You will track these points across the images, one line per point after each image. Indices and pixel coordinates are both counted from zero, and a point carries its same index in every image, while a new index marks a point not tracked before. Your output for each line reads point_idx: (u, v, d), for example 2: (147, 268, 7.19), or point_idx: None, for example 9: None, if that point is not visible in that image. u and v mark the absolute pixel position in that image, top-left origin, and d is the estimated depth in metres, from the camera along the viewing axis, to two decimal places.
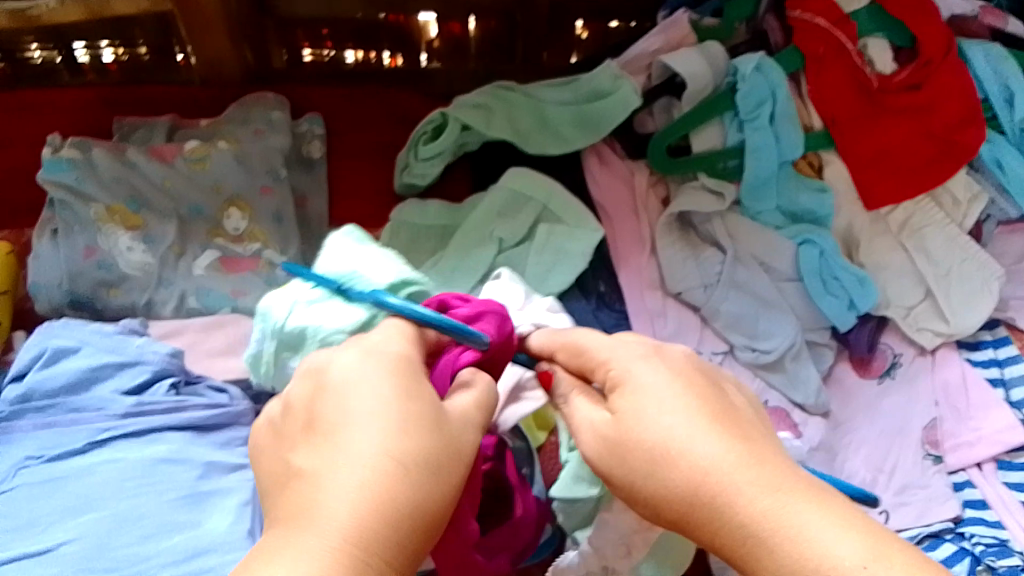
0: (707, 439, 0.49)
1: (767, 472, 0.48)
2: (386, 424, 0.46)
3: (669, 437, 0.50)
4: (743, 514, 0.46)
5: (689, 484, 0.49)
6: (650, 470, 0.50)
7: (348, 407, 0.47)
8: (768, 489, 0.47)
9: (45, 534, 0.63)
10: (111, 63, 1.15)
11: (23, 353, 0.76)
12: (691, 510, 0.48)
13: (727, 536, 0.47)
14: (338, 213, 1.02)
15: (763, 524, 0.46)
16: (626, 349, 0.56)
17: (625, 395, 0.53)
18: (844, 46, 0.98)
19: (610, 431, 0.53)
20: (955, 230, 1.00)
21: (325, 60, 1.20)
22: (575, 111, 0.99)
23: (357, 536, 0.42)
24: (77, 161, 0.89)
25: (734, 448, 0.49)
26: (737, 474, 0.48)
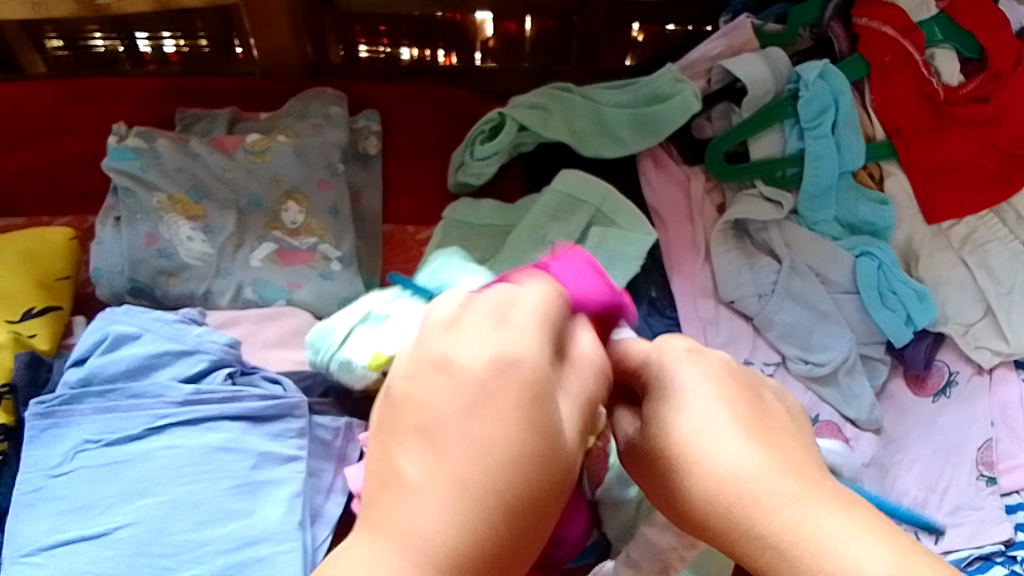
0: (736, 441, 0.41)
1: (795, 481, 0.38)
2: (510, 413, 0.38)
3: (701, 441, 0.42)
4: (762, 526, 0.37)
5: (714, 491, 0.40)
6: (672, 478, 0.43)
7: (475, 383, 0.38)
8: (794, 492, 0.38)
9: (101, 518, 0.66)
10: (172, 54, 1.17)
11: (86, 338, 0.78)
12: (716, 522, 0.40)
13: (750, 552, 0.38)
14: (392, 209, 1.02)
15: (784, 537, 0.36)
16: (670, 354, 0.49)
17: (656, 399, 0.47)
18: (912, 55, 0.96)
19: (641, 438, 0.46)
20: (1020, 248, 0.97)
21: (380, 56, 1.20)
22: (633, 114, 0.98)
23: (459, 542, 0.34)
24: (142, 150, 0.92)
25: (761, 455, 0.40)
26: (760, 480, 0.39)
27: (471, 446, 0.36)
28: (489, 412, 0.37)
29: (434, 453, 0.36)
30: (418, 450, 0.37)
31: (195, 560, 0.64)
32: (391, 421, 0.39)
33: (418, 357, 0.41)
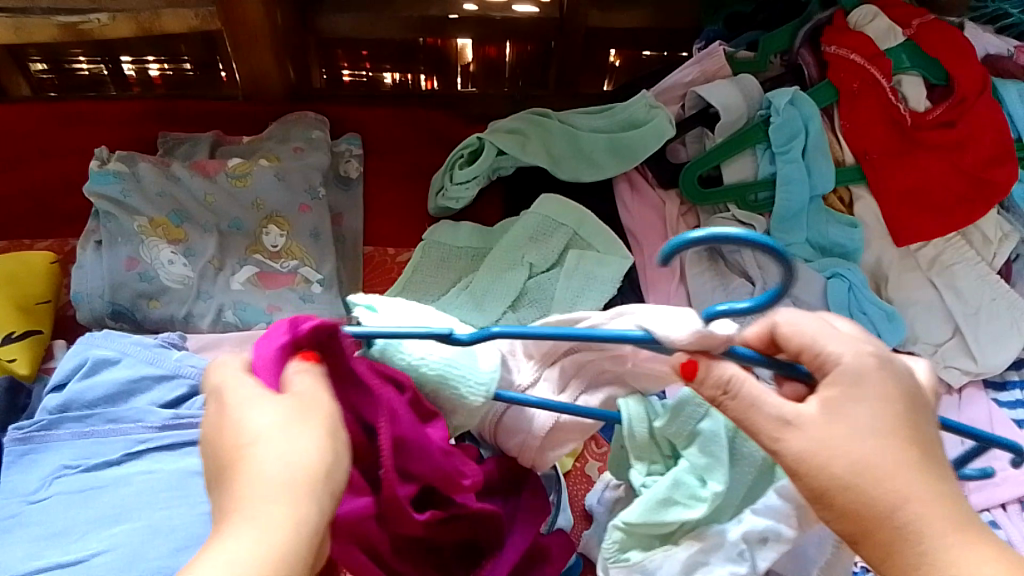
0: (907, 466, 0.49)
1: (955, 512, 0.48)
2: (286, 412, 0.49)
3: (875, 458, 0.49)
4: (928, 546, 0.47)
5: (884, 507, 0.48)
6: (857, 482, 0.49)
7: (246, 409, 0.49)
8: (955, 526, 0.47)
9: (74, 546, 0.65)
10: (156, 77, 1.18)
11: (66, 362, 0.78)
12: (880, 529, 0.48)
13: (907, 561, 0.47)
14: (373, 231, 1.04)
15: (955, 559, 0.46)
16: (846, 346, 0.53)
17: (834, 406, 0.52)
18: (879, 81, 0.99)
19: (822, 438, 0.50)
20: (985, 269, 1.00)
21: (363, 79, 1.24)
22: (608, 139, 1.01)
23: (293, 496, 0.45)
24: (123, 174, 0.93)
25: (934, 486, 0.49)
26: (936, 509, 0.48)
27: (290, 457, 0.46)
28: (299, 435, 0.47)
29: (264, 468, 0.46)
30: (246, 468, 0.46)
31: None
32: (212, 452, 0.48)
33: (231, 403, 0.50)
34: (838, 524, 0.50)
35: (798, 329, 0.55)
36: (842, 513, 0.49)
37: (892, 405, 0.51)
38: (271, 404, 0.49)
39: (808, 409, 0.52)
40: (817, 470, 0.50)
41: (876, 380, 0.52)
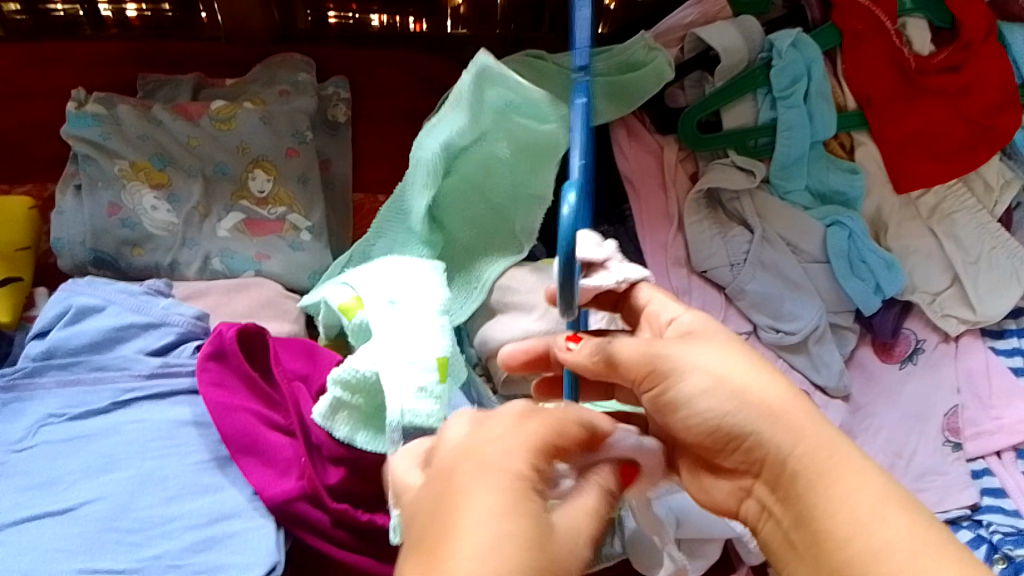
0: (761, 378, 0.50)
1: (837, 454, 0.47)
2: (494, 519, 0.37)
3: (722, 372, 0.50)
4: (794, 457, 0.47)
5: (754, 417, 0.49)
6: (721, 390, 0.49)
7: (452, 510, 0.38)
8: (825, 450, 0.47)
9: (64, 494, 0.64)
10: (134, 18, 1.09)
11: (48, 309, 0.75)
12: (749, 438, 0.49)
13: (787, 474, 0.48)
14: (362, 177, 1.01)
15: (817, 465, 0.47)
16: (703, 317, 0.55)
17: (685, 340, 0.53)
18: (884, 24, 0.96)
19: (678, 361, 0.51)
20: (986, 218, 0.99)
21: (348, 21, 1.13)
22: (605, 83, 0.96)
23: None
24: (102, 117, 0.90)
25: (812, 426, 0.48)
26: (810, 443, 0.47)
27: (503, 538, 0.37)
28: (503, 543, 0.36)
29: (469, 523, 0.37)
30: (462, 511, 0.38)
31: (165, 535, 0.62)
32: (419, 538, 0.38)
33: (460, 491, 0.39)
34: (698, 441, 0.51)
35: (653, 308, 0.57)
36: (692, 435, 0.51)
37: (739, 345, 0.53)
38: (491, 521, 0.37)
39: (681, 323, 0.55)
40: (672, 384, 0.51)
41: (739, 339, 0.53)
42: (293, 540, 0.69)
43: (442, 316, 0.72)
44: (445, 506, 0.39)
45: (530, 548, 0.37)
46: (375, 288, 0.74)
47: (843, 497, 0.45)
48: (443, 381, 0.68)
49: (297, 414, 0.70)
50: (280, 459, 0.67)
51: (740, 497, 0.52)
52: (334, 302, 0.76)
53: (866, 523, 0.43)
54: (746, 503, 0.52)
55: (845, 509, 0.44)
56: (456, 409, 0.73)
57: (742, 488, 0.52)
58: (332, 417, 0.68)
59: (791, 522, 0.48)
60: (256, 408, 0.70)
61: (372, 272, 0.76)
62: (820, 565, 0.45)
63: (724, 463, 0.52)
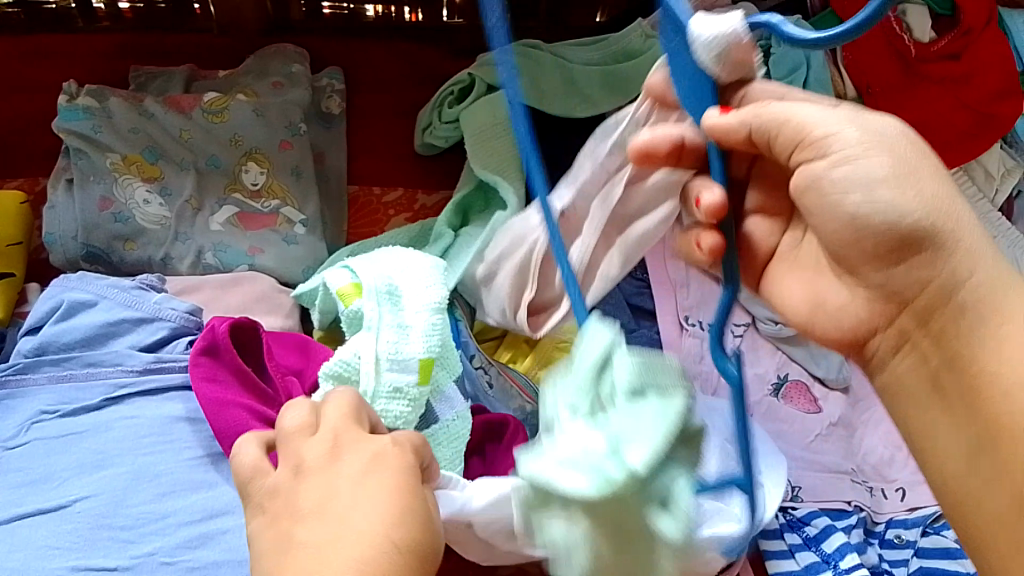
0: (951, 196, 0.46)
1: (1012, 295, 0.45)
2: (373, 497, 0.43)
3: (911, 174, 0.45)
4: (972, 286, 0.45)
5: (942, 231, 0.45)
6: (913, 192, 0.45)
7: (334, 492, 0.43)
8: (1002, 288, 0.45)
9: (56, 491, 0.63)
10: (127, 10, 1.08)
11: (40, 304, 0.75)
12: (932, 250, 0.45)
13: (961, 303, 0.45)
14: (358, 169, 1.00)
15: (992, 300, 0.45)
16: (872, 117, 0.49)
17: (870, 129, 0.46)
18: (884, 12, 0.95)
19: (863, 145, 0.45)
20: (986, 207, 0.98)
21: (343, 12, 1.12)
22: (603, 72, 0.96)
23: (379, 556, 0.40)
24: (93, 109, 0.89)
25: (994, 259, 0.45)
26: (991, 277, 0.45)
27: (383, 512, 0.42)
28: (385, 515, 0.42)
29: (351, 507, 0.42)
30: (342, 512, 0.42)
31: (157, 533, 0.62)
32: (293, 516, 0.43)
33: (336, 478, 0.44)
34: (860, 246, 0.47)
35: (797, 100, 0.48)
36: (849, 237, 0.47)
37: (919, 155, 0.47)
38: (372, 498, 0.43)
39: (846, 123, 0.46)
40: (856, 171, 0.45)
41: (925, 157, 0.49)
42: None
43: (438, 313, 0.73)
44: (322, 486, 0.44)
45: (413, 521, 0.42)
46: (371, 276, 0.75)
47: (1016, 334, 0.44)
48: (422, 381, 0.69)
49: None
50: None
51: (875, 325, 0.49)
52: (333, 287, 0.77)
53: None
54: (880, 330, 0.49)
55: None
56: (447, 402, 0.71)
57: (886, 310, 0.48)
58: None
59: (943, 358, 0.46)
60: (247, 403, 0.68)
61: (373, 264, 0.77)
62: (969, 408, 0.45)
63: (869, 278, 0.48)
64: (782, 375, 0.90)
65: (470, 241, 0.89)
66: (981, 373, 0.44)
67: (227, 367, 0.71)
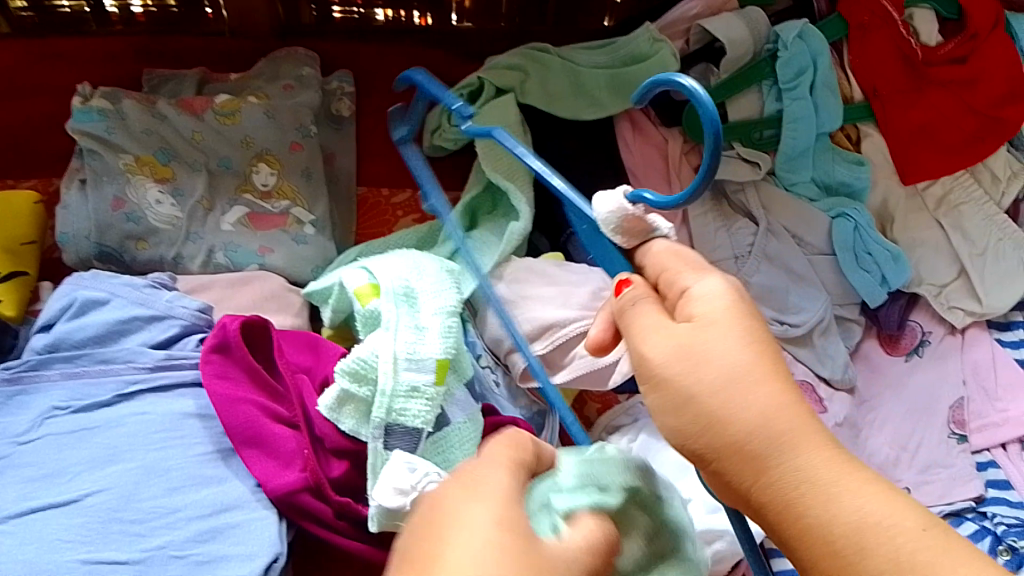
0: (753, 372, 0.43)
1: (831, 452, 0.42)
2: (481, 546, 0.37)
3: (723, 367, 0.43)
4: (788, 465, 0.41)
5: (750, 423, 0.42)
6: (718, 385, 0.43)
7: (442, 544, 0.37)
8: (817, 457, 0.41)
9: (69, 485, 0.64)
10: (139, 14, 1.09)
11: (53, 302, 0.76)
12: (742, 444, 0.42)
13: (781, 487, 0.41)
14: (367, 171, 1.01)
15: (810, 476, 0.41)
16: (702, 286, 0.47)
17: (690, 321, 0.46)
18: (891, 15, 0.96)
19: (684, 346, 0.45)
20: (993, 209, 0.98)
21: (353, 16, 1.13)
22: (610, 75, 0.96)
23: None
24: (107, 111, 0.90)
25: (805, 423, 0.42)
26: (801, 449, 0.42)
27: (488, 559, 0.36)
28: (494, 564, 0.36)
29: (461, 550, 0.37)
30: (451, 525, 0.38)
31: (168, 526, 0.63)
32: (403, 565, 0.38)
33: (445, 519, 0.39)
34: (684, 438, 0.44)
35: (671, 280, 0.50)
36: (676, 431, 0.44)
37: (728, 326, 0.45)
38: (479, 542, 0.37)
39: (676, 328, 0.46)
40: (670, 372, 0.44)
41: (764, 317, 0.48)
42: (295, 531, 0.69)
43: (447, 316, 0.74)
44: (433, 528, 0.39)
45: None
46: (386, 277, 0.76)
47: (837, 507, 0.40)
48: (438, 381, 0.70)
49: (302, 407, 0.70)
50: (283, 451, 0.67)
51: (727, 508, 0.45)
52: (350, 286, 0.77)
53: (865, 540, 0.39)
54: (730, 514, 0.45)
55: (858, 518, 0.39)
56: (458, 405, 0.72)
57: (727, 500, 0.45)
58: (339, 409, 0.68)
59: (781, 538, 0.42)
60: (260, 399, 0.70)
61: (389, 265, 0.77)
62: None
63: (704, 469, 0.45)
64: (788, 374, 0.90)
65: (479, 246, 0.89)
66: (836, 552, 0.39)
67: (239, 366, 0.71)
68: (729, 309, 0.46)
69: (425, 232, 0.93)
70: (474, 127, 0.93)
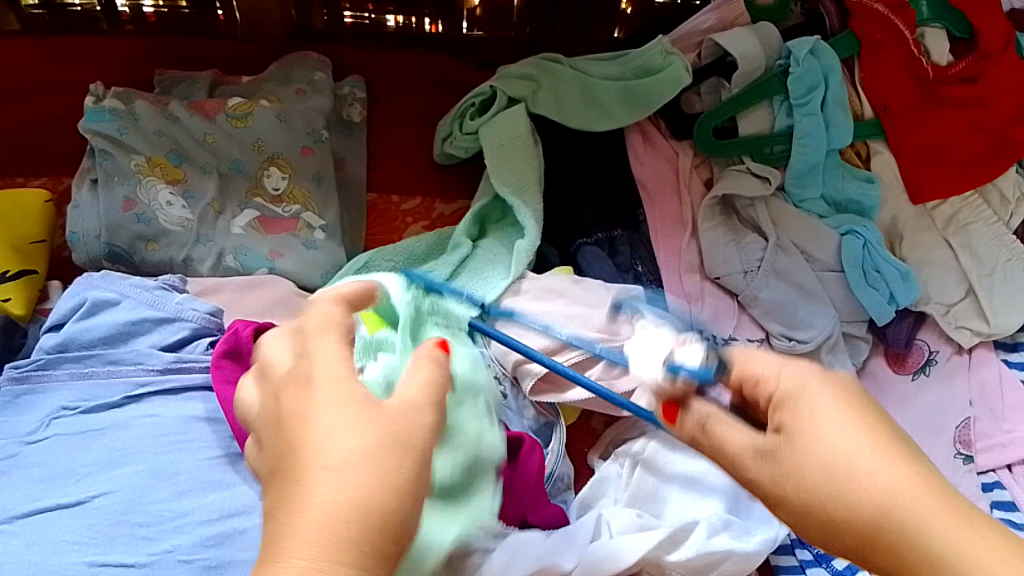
0: (862, 455, 0.48)
1: (948, 501, 0.45)
2: (336, 440, 0.46)
3: (838, 455, 0.48)
4: (925, 541, 0.44)
5: (874, 509, 0.46)
6: (827, 483, 0.48)
7: (304, 436, 0.46)
8: (947, 524, 0.44)
9: (75, 487, 0.64)
10: (150, 14, 1.09)
11: (63, 302, 0.76)
12: (873, 531, 0.46)
13: (916, 561, 0.45)
14: (377, 177, 1.01)
15: (945, 546, 0.44)
16: (790, 374, 0.52)
17: (793, 425, 0.50)
18: (903, 34, 0.97)
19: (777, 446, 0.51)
20: (1002, 230, 0.98)
21: (364, 21, 1.13)
22: (622, 87, 0.96)
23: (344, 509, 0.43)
24: (120, 112, 0.90)
25: (932, 491, 0.46)
26: (923, 516, 0.45)
27: (353, 450, 0.45)
28: (348, 446, 0.45)
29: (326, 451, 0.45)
30: (300, 421, 0.47)
31: (176, 530, 0.62)
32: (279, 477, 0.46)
33: (301, 415, 0.47)
34: (818, 530, 0.49)
35: (750, 376, 0.54)
36: (818, 527, 0.49)
37: (828, 417, 0.49)
38: (343, 434, 0.46)
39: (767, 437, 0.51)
40: (786, 476, 0.49)
41: (866, 399, 0.51)
42: None
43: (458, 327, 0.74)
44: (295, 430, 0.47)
45: (379, 445, 0.46)
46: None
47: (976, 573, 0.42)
48: None
49: None
50: None
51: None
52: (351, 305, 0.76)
53: None
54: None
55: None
56: None
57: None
58: None
59: None
60: None
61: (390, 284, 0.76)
62: None
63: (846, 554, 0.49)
64: None
65: (486, 259, 0.89)
66: None
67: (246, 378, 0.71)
68: (829, 396, 0.50)
69: (435, 241, 0.93)
70: (485, 137, 0.93)
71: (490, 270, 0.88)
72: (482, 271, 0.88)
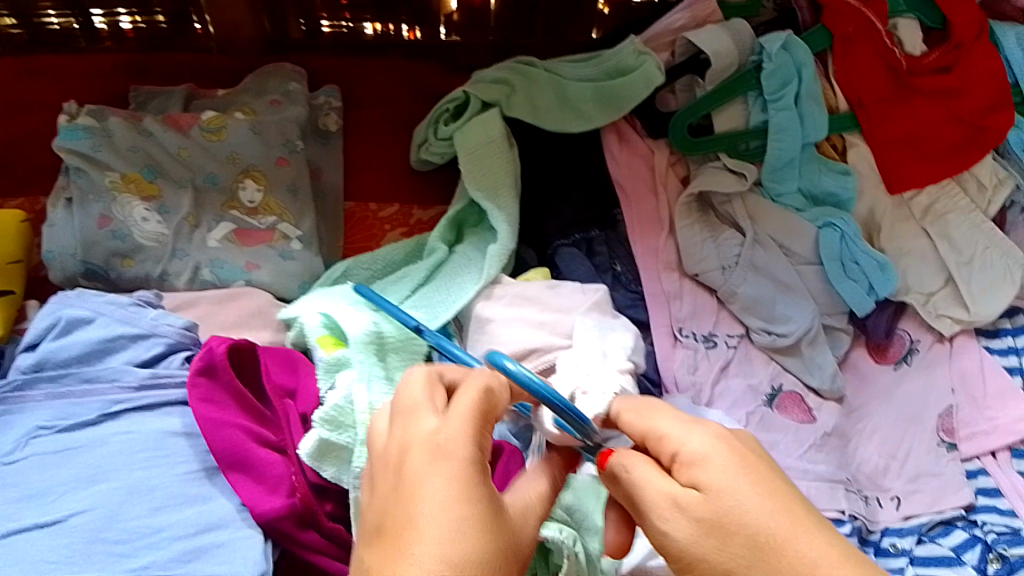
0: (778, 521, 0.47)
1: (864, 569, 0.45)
2: (442, 507, 0.44)
3: (758, 523, 0.47)
4: None
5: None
6: (749, 547, 0.47)
7: (412, 497, 0.45)
8: None
9: (51, 506, 0.63)
10: (128, 30, 1.10)
11: (38, 321, 0.75)
12: None
13: None
14: (354, 185, 1.01)
15: None
16: (697, 438, 0.51)
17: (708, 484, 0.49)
18: (874, 26, 0.96)
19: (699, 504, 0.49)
20: (980, 217, 0.98)
21: (342, 30, 1.14)
22: (595, 88, 0.96)
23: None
24: (93, 129, 0.90)
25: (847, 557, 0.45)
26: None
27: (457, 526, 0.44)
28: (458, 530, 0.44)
29: (433, 515, 0.44)
30: (415, 487, 0.45)
31: (151, 546, 0.62)
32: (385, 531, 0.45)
33: (418, 481, 0.46)
34: None
35: (663, 433, 0.53)
36: None
37: (743, 480, 0.49)
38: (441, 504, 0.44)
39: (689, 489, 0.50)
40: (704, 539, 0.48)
41: (765, 460, 0.51)
42: (281, 550, 0.69)
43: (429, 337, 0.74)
44: (406, 490, 0.46)
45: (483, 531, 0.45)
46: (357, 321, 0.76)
47: None
48: None
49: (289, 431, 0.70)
50: (270, 476, 0.67)
51: None
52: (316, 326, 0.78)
53: None
54: None
55: None
56: None
57: None
58: (319, 458, 0.67)
59: None
60: (246, 423, 0.69)
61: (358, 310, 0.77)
62: None
63: None
64: (775, 386, 0.90)
65: (462, 264, 0.89)
66: None
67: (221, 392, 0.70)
68: (740, 459, 0.50)
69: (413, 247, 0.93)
70: (458, 145, 0.94)
71: (465, 276, 0.88)
72: (458, 275, 0.88)
